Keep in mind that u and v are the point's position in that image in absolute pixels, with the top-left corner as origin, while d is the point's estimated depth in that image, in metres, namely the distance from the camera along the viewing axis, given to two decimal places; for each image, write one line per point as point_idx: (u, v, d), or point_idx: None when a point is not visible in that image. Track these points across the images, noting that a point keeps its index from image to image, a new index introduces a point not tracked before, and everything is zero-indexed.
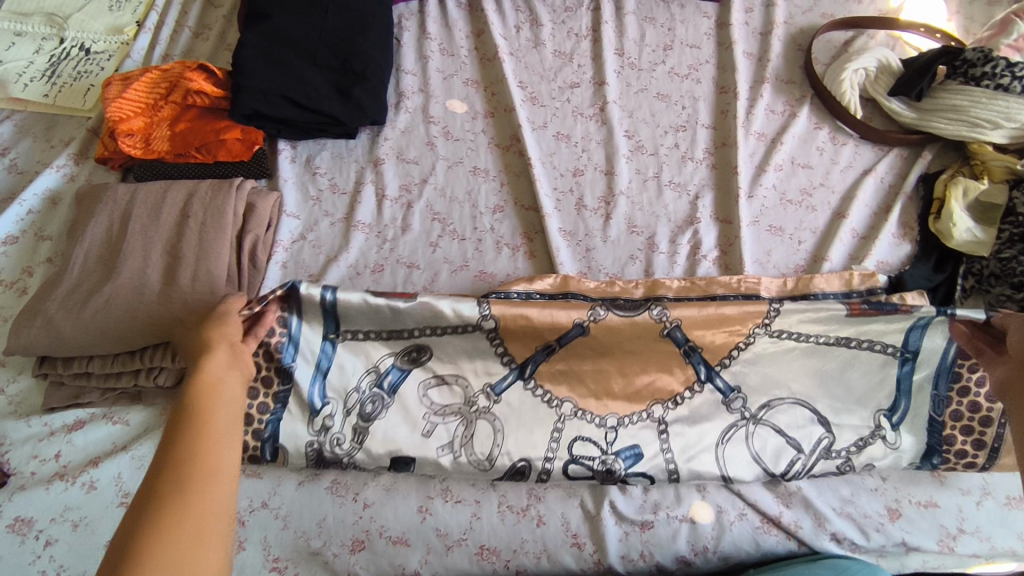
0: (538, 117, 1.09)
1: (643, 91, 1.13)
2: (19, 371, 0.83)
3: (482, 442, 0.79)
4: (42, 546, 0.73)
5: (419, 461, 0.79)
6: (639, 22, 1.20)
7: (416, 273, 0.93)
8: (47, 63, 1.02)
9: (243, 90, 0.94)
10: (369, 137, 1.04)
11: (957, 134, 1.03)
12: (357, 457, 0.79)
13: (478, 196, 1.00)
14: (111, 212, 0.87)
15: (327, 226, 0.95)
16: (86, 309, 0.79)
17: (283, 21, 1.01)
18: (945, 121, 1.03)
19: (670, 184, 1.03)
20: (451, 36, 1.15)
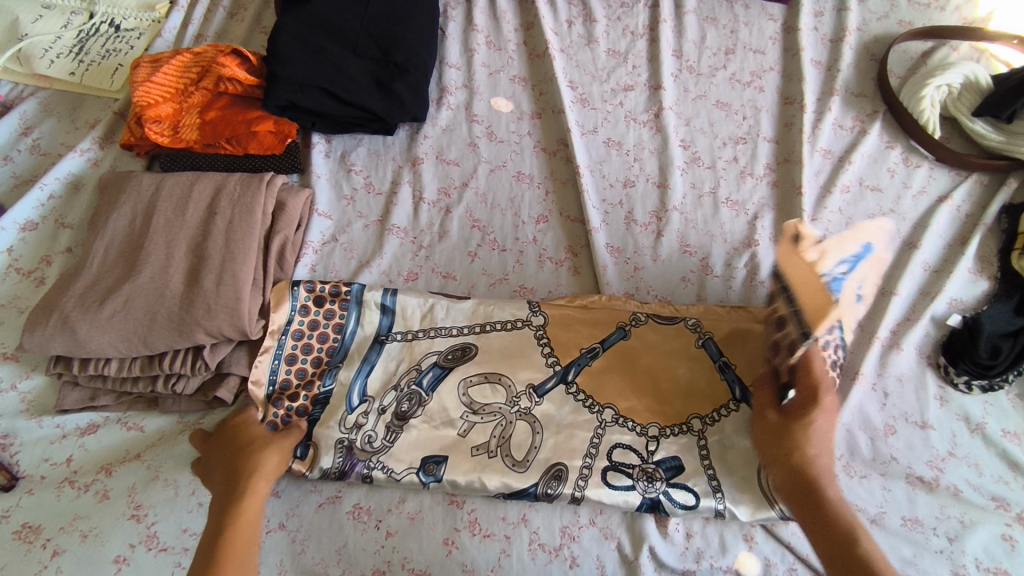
0: (588, 120, 1.01)
1: (702, 98, 1.05)
2: (32, 368, 0.79)
3: (519, 444, 0.74)
4: (48, 556, 0.69)
5: (451, 461, 0.74)
6: (700, 21, 1.12)
7: (452, 284, 0.87)
8: (75, 39, 0.98)
9: (278, 79, 0.88)
10: (407, 134, 0.98)
11: None
12: (387, 461, 0.73)
13: (521, 203, 0.94)
14: (135, 204, 0.82)
15: (361, 228, 0.90)
16: (104, 309, 0.74)
17: (323, 5, 0.95)
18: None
19: (727, 202, 0.96)
20: (498, 29, 1.08)
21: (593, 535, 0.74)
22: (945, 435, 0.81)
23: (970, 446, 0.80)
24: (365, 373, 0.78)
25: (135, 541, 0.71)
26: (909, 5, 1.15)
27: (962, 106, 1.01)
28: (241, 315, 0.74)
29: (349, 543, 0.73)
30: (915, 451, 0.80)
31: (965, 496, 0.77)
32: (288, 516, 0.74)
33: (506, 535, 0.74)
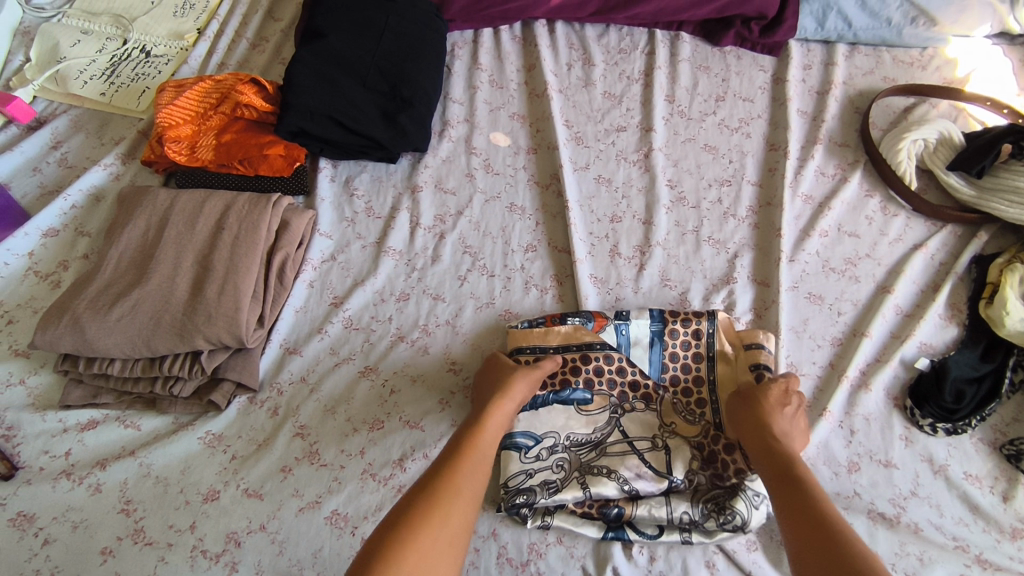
0: (581, 157, 1.07)
1: (691, 141, 1.11)
2: (40, 365, 0.83)
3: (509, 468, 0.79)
4: (39, 544, 0.73)
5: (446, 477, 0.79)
6: (694, 69, 1.19)
7: (441, 305, 0.92)
8: (108, 63, 1.05)
9: (291, 106, 0.94)
10: (409, 163, 1.04)
11: (1019, 218, 0.97)
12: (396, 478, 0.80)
13: (512, 232, 0.99)
14: (150, 216, 0.88)
15: (358, 248, 0.95)
16: (112, 312, 0.79)
17: (339, 41, 1.02)
18: (1008, 200, 0.98)
19: (709, 240, 1.01)
20: (502, 68, 1.15)
21: (560, 554, 0.77)
22: (909, 474, 0.83)
23: (933, 487, 0.83)
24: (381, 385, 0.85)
25: (122, 534, 0.75)
26: (893, 63, 1.21)
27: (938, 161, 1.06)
28: (239, 324, 0.79)
29: (325, 549, 0.76)
30: (879, 489, 0.83)
31: (925, 535, 0.79)
32: (269, 518, 0.77)
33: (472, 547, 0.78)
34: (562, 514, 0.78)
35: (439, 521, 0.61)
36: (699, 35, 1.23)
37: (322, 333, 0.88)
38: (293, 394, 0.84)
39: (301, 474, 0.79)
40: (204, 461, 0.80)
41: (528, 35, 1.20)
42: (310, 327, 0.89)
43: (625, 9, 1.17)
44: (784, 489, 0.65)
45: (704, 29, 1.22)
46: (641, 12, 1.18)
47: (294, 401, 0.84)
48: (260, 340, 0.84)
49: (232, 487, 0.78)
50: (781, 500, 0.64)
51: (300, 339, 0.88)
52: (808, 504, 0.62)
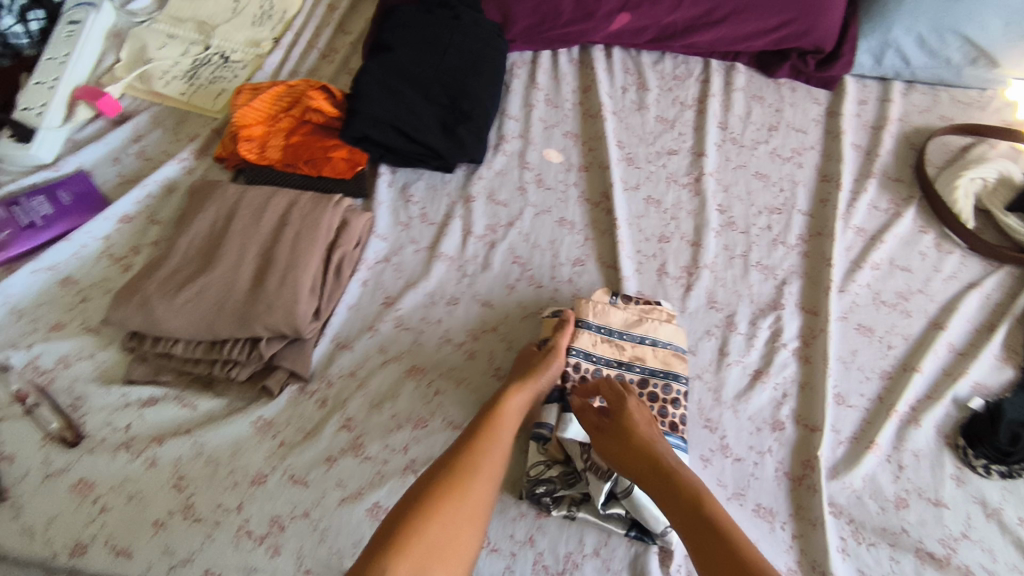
0: (632, 177, 1.09)
1: (742, 168, 1.12)
2: (108, 342, 0.88)
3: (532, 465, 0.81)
4: (96, 512, 0.76)
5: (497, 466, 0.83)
6: (748, 99, 1.20)
7: (488, 311, 0.94)
8: (189, 65, 1.12)
9: (357, 113, 0.98)
10: (464, 174, 1.07)
11: None
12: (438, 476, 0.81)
13: (562, 245, 1.01)
14: (219, 208, 0.93)
15: (412, 252, 0.98)
16: (180, 296, 0.83)
17: (405, 55, 1.07)
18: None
19: (757, 266, 1.01)
20: (559, 89, 1.19)
21: (596, 567, 0.77)
22: (959, 516, 0.81)
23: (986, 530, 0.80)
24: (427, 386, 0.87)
25: (172, 509, 0.77)
26: (950, 102, 1.21)
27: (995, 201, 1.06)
28: (297, 315, 0.82)
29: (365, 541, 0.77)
30: (927, 528, 0.80)
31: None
32: (312, 506, 0.78)
33: (510, 553, 0.77)
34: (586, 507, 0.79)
35: (446, 511, 0.64)
36: (754, 66, 1.24)
37: (372, 331, 0.90)
38: (341, 387, 0.87)
39: (345, 465, 0.81)
40: (254, 446, 0.82)
41: (585, 58, 1.23)
42: (361, 324, 0.91)
43: (683, 38, 1.20)
44: (669, 502, 0.68)
45: (760, 60, 1.24)
46: (698, 41, 1.20)
47: (342, 394, 0.86)
48: (314, 333, 0.87)
49: (278, 472, 0.80)
50: (681, 519, 0.67)
51: (351, 335, 0.90)
52: (694, 514, 0.66)
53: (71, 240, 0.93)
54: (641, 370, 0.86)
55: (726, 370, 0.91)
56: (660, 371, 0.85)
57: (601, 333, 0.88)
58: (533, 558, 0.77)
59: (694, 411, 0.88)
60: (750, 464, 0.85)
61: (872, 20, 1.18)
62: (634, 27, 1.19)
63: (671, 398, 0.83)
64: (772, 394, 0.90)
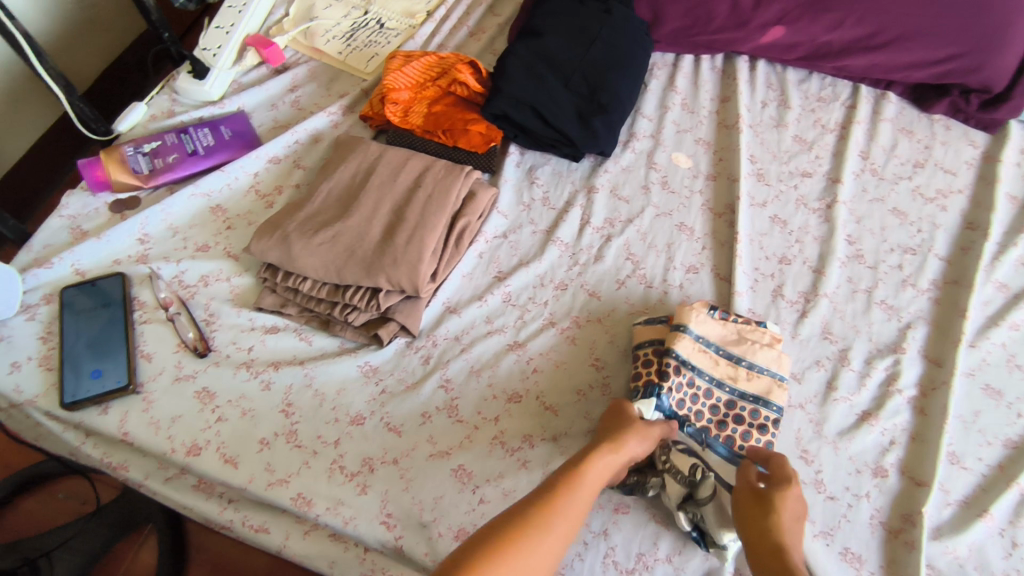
0: (759, 194, 1.06)
1: (879, 201, 1.06)
2: (245, 269, 0.95)
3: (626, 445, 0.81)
4: (214, 419, 0.83)
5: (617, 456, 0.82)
6: (896, 130, 1.14)
7: (596, 302, 0.94)
8: (349, 27, 1.19)
9: (500, 91, 1.02)
10: (590, 165, 1.08)
11: None
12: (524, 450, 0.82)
13: (677, 250, 1.00)
14: (360, 163, 0.98)
15: (529, 233, 1.00)
16: (316, 237, 0.89)
17: (553, 41, 1.09)
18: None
19: (881, 304, 0.96)
20: (696, 95, 1.17)
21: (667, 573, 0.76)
22: None
23: None
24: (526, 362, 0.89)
25: (279, 431, 0.83)
26: None
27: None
28: (419, 273, 0.86)
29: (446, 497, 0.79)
30: None
31: None
32: (403, 455, 0.82)
33: (582, 540, 0.78)
34: (665, 496, 0.77)
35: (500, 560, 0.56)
36: (908, 98, 1.18)
37: (481, 301, 0.93)
38: (446, 348, 0.90)
39: (438, 423, 0.84)
40: (358, 388, 0.86)
41: (728, 68, 1.21)
42: (472, 293, 0.95)
43: (836, 59, 1.15)
44: None
45: (915, 93, 1.18)
46: (853, 65, 1.15)
47: (445, 355, 0.89)
48: (429, 293, 0.91)
49: (376, 417, 0.84)
50: None
51: (461, 302, 0.94)
52: None
53: (226, 172, 1.01)
54: (729, 391, 0.84)
55: (832, 404, 0.87)
56: (750, 397, 0.83)
57: (702, 343, 0.85)
58: (605, 551, 0.77)
59: (791, 440, 0.85)
60: (844, 505, 0.81)
61: None
62: (786, 42, 1.16)
63: (758, 425, 0.82)
64: (880, 439, 0.85)
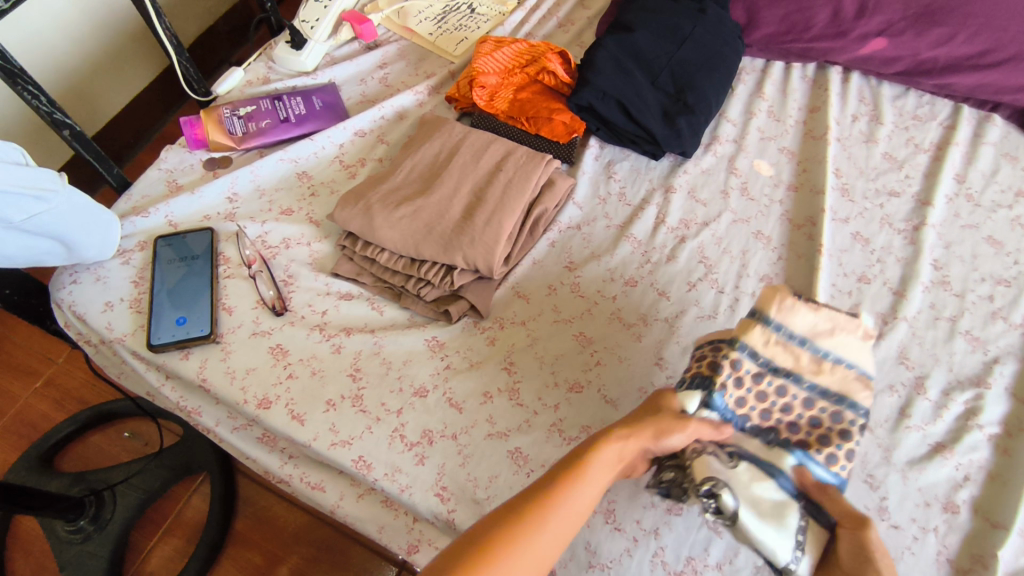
0: (843, 209, 1.03)
1: (972, 228, 1.01)
2: (324, 235, 0.98)
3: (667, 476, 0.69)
4: (285, 376, 0.86)
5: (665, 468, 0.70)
6: (997, 156, 1.08)
7: (664, 302, 0.93)
8: (441, 10, 1.21)
9: (587, 83, 1.02)
10: (669, 164, 1.07)
11: None
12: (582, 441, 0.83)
13: (752, 258, 0.98)
14: (444, 142, 1.00)
15: (603, 226, 1.00)
16: (397, 211, 0.91)
17: (644, 37, 1.08)
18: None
19: (965, 334, 0.92)
20: (784, 103, 1.15)
21: None
22: None
23: None
24: (590, 354, 0.89)
25: (345, 394, 0.85)
26: None
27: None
28: (495, 255, 0.87)
29: (501, 478, 0.80)
30: None
31: None
32: (461, 430, 0.83)
33: (632, 538, 0.77)
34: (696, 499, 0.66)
35: None
36: (1013, 123, 1.12)
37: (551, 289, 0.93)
38: (512, 332, 0.91)
39: (499, 404, 0.85)
40: (424, 361, 0.88)
41: (820, 77, 1.18)
42: (541, 280, 0.95)
43: (939, 76, 1.11)
44: None
45: (1022, 118, 1.12)
46: (957, 83, 1.10)
47: (510, 338, 0.90)
48: (501, 276, 0.92)
49: (439, 391, 0.86)
50: None
51: (530, 288, 0.94)
52: None
53: (314, 140, 1.04)
54: (808, 387, 0.72)
55: (904, 432, 0.84)
56: (831, 395, 0.72)
57: (780, 334, 0.73)
58: (654, 551, 0.76)
59: (857, 463, 0.82)
60: (909, 536, 0.78)
61: None
62: (887, 55, 1.12)
63: (838, 430, 0.70)
64: (953, 473, 0.82)
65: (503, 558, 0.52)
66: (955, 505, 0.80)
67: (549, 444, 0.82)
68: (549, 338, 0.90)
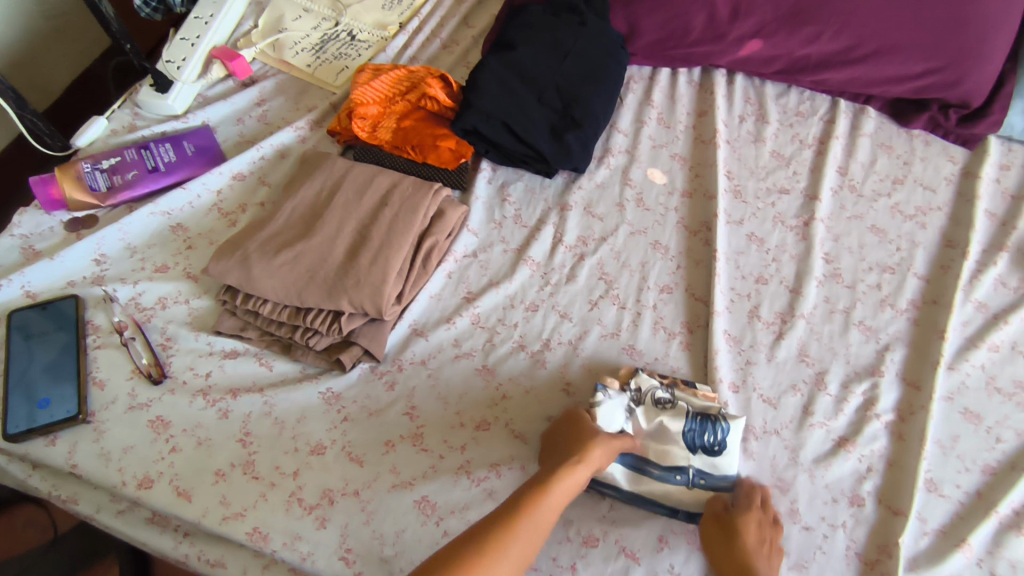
0: (736, 211, 1.04)
1: (857, 219, 1.04)
2: (203, 291, 0.92)
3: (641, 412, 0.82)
4: (168, 449, 0.80)
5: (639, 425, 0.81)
6: (875, 145, 1.13)
7: (567, 324, 0.92)
8: (318, 40, 1.17)
9: (471, 106, 0.99)
10: (564, 181, 1.06)
11: None
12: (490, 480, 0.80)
13: (652, 269, 0.97)
14: (325, 180, 0.96)
15: (500, 251, 0.98)
16: (277, 258, 0.86)
17: (526, 54, 1.07)
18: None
19: (859, 324, 0.94)
20: (672, 109, 1.15)
21: None
22: None
23: None
24: (493, 387, 0.86)
25: (235, 461, 0.79)
26: None
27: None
28: (383, 295, 0.83)
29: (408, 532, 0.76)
30: None
31: None
32: (364, 485, 0.79)
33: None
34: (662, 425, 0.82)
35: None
36: (886, 112, 1.16)
37: (449, 323, 0.90)
38: (411, 373, 0.87)
39: (402, 452, 0.81)
40: (318, 415, 0.83)
41: (705, 81, 1.19)
42: (439, 314, 0.92)
43: (813, 73, 1.14)
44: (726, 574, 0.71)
45: (893, 107, 1.16)
46: (830, 78, 1.13)
47: (410, 381, 0.86)
48: (394, 316, 0.88)
49: (337, 446, 0.81)
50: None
51: (428, 324, 0.91)
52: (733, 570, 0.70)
53: (187, 189, 0.98)
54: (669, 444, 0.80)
55: (808, 430, 0.85)
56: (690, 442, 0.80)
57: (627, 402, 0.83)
58: None
59: (766, 468, 0.83)
60: (819, 536, 0.78)
61: None
62: (764, 55, 1.14)
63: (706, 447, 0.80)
64: (856, 465, 0.83)
65: (495, 557, 0.61)
66: (861, 499, 0.81)
67: (456, 488, 0.79)
68: (451, 376, 0.87)
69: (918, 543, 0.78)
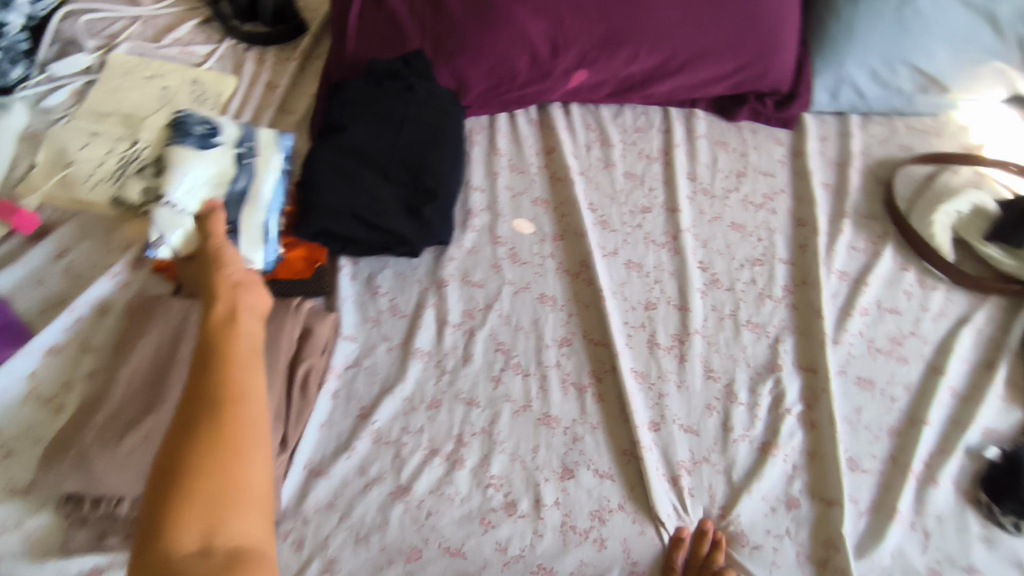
0: (608, 242, 1.04)
1: (717, 220, 1.08)
2: (41, 504, 0.76)
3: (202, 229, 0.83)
4: None
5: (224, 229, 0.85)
6: (712, 145, 1.18)
7: (475, 411, 0.86)
8: (117, 163, 1.01)
9: (310, 207, 0.91)
10: (432, 257, 0.99)
11: None
12: None
13: (544, 326, 0.95)
14: (162, 329, 0.83)
15: (384, 352, 0.90)
16: (123, 445, 0.72)
17: (357, 134, 0.99)
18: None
19: (747, 324, 0.97)
20: (521, 153, 1.12)
21: None
22: None
23: None
24: (417, 505, 0.79)
25: None
26: (907, 131, 1.22)
27: (962, 228, 1.05)
28: None
29: None
30: None
31: None
32: None
33: None
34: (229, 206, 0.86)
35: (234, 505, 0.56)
36: (713, 111, 1.22)
37: (349, 451, 0.81)
38: (321, 523, 0.77)
39: None
40: None
41: (544, 117, 1.17)
42: (336, 443, 0.82)
43: (641, 90, 1.16)
44: None
45: (718, 105, 1.22)
46: (657, 91, 1.17)
47: (322, 532, 0.76)
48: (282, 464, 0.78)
49: None
50: None
51: (325, 459, 0.81)
52: None
53: None
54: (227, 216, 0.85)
55: (734, 447, 0.86)
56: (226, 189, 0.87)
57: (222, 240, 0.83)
58: None
59: (706, 499, 0.83)
60: (771, 550, 0.79)
61: (824, 58, 1.18)
62: (592, 82, 1.14)
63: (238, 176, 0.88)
64: (784, 467, 0.85)
65: (202, 484, 0.55)
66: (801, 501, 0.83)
67: None
68: (365, 509, 0.78)
69: (859, 534, 0.81)
